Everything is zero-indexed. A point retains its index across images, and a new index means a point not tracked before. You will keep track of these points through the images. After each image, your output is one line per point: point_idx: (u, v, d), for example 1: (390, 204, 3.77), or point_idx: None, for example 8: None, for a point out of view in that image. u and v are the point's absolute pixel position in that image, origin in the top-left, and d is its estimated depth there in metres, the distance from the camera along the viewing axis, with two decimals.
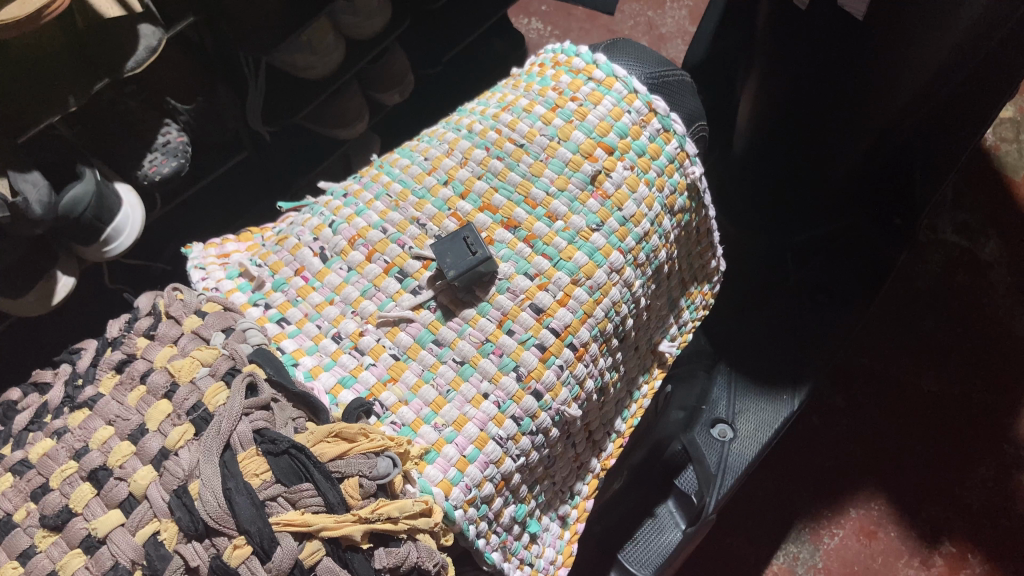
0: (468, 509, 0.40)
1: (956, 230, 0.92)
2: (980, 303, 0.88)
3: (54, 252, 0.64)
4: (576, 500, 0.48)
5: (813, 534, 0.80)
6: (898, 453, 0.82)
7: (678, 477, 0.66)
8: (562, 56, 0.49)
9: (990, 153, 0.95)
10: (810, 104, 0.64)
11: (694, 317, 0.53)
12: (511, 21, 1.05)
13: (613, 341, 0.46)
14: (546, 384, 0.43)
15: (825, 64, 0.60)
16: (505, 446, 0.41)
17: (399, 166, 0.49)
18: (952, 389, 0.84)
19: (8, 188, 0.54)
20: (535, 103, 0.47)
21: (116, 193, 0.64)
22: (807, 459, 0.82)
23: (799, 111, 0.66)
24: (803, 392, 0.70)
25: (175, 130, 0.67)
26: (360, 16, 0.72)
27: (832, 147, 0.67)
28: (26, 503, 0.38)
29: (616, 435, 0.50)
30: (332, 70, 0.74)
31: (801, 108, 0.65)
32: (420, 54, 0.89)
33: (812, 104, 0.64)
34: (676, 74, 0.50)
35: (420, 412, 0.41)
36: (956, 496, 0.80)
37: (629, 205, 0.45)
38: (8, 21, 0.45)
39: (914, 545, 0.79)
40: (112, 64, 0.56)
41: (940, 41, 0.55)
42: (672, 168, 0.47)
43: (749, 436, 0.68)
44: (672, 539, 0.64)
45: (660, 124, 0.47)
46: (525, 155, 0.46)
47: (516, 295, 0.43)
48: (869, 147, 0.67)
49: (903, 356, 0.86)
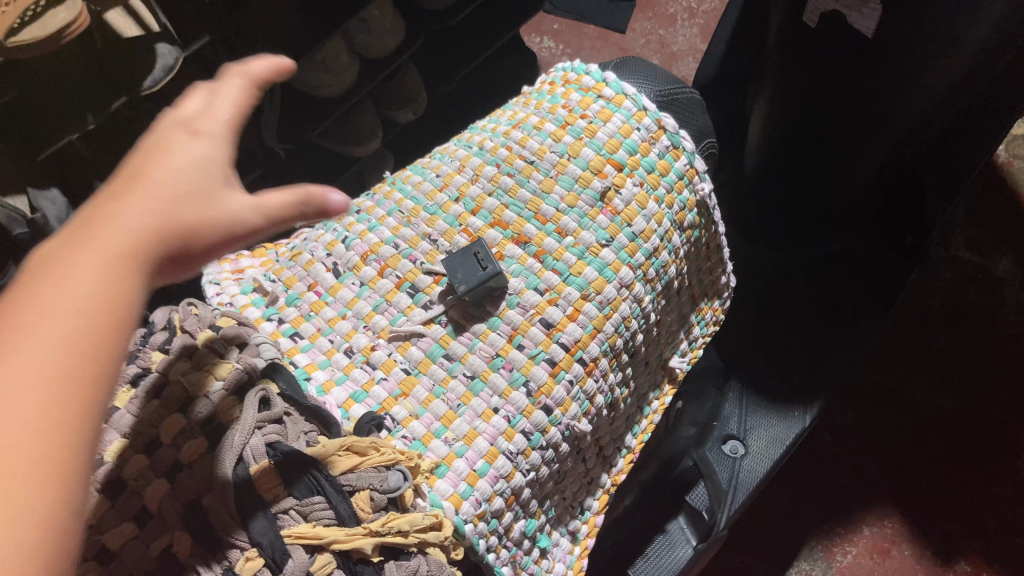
0: (477, 524, 0.40)
1: (969, 246, 0.92)
2: (994, 320, 0.88)
3: None
4: (586, 515, 0.48)
5: (826, 552, 0.80)
6: (911, 470, 0.82)
7: (689, 494, 0.65)
8: (572, 74, 0.50)
9: (1002, 170, 0.95)
10: (825, 104, 0.65)
11: (704, 333, 0.54)
12: (523, 39, 1.06)
13: (623, 356, 0.46)
14: (555, 399, 0.43)
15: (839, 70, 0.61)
16: (515, 461, 0.42)
17: (411, 183, 0.50)
18: (966, 407, 0.84)
19: (27, 205, 0.57)
20: (546, 121, 0.48)
21: None
22: (820, 475, 0.82)
23: (809, 109, 0.66)
24: (815, 409, 0.70)
25: None
26: (374, 35, 0.75)
27: (839, 156, 0.68)
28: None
29: (626, 450, 0.50)
30: (346, 89, 0.76)
31: (810, 110, 0.66)
32: (433, 72, 0.91)
33: (820, 108, 0.65)
34: (687, 92, 0.51)
35: (431, 426, 0.42)
36: (970, 514, 0.79)
37: (639, 221, 0.46)
38: (28, 41, 0.46)
39: (928, 563, 0.78)
40: (128, 83, 0.58)
41: (949, 59, 0.56)
42: (682, 185, 0.47)
43: (760, 452, 0.68)
44: (683, 555, 0.63)
45: (669, 141, 0.47)
46: (535, 171, 0.46)
47: (525, 309, 0.44)
48: (880, 163, 0.68)
49: (914, 372, 0.86)
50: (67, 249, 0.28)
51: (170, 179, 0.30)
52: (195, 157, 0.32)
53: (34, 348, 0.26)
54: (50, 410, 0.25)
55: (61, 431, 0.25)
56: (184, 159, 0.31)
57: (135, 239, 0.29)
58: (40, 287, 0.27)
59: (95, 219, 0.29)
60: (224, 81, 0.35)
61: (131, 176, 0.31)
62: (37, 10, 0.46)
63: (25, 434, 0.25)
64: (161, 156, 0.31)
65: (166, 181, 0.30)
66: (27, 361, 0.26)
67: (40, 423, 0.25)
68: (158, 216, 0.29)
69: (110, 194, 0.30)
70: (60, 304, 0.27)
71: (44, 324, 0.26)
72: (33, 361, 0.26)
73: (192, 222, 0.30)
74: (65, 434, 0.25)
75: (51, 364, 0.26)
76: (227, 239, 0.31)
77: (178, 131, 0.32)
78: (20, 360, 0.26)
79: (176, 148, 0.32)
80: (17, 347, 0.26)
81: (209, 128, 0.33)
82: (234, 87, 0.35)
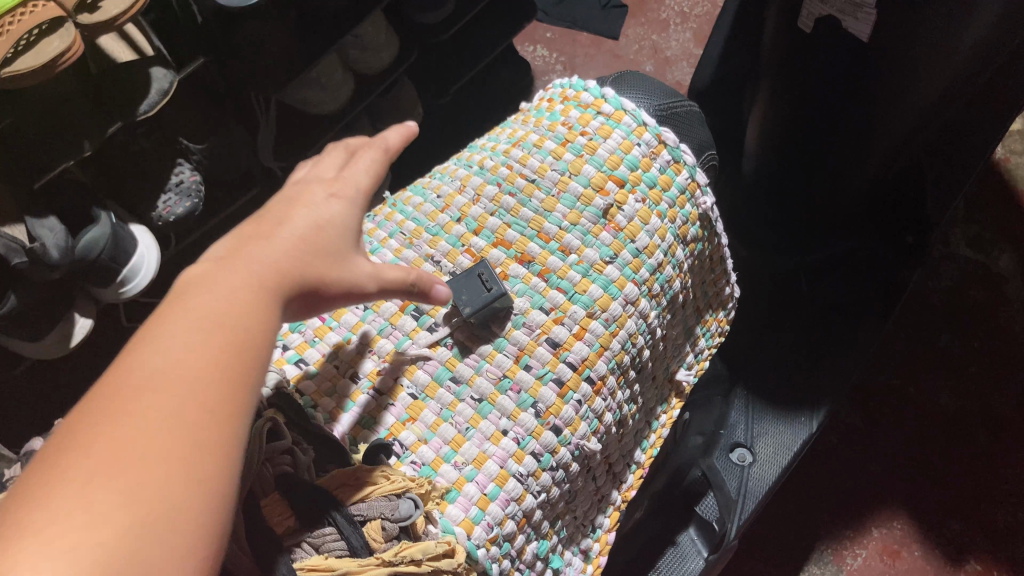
0: (490, 548, 0.40)
1: (969, 244, 0.91)
2: (996, 317, 0.88)
3: (72, 294, 0.65)
4: (598, 533, 0.48)
5: (836, 555, 0.79)
6: (919, 471, 0.81)
7: (699, 505, 0.66)
8: (569, 90, 0.49)
9: (1000, 166, 0.94)
10: (830, 97, 0.63)
11: (710, 344, 0.53)
12: (517, 48, 1.06)
13: (630, 372, 0.46)
14: (564, 419, 0.43)
15: (841, 71, 0.60)
16: (525, 483, 0.41)
17: (412, 204, 0.49)
18: (972, 405, 0.84)
19: (25, 234, 0.56)
20: (545, 138, 0.47)
21: (131, 236, 0.66)
22: (828, 478, 0.82)
23: (814, 105, 0.65)
24: (822, 413, 0.69)
25: (188, 170, 0.68)
26: (368, 51, 0.75)
27: (843, 149, 0.67)
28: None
29: (636, 466, 0.50)
30: (341, 106, 0.76)
31: (816, 104, 0.65)
32: (428, 86, 0.90)
33: (828, 100, 0.64)
34: (685, 105, 0.50)
35: (440, 450, 0.41)
36: (979, 513, 0.79)
37: (642, 237, 0.45)
38: (23, 71, 0.45)
39: (938, 564, 0.78)
40: (126, 106, 0.58)
41: (946, 62, 0.56)
42: (684, 200, 0.47)
43: (768, 460, 0.67)
44: (694, 567, 0.62)
45: (670, 155, 0.47)
46: (536, 190, 0.46)
47: (532, 329, 0.44)
48: (883, 159, 0.66)
49: (919, 372, 0.86)
50: (217, 275, 0.33)
51: (302, 229, 0.37)
52: (327, 216, 0.38)
53: (195, 350, 0.30)
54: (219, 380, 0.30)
55: (225, 403, 0.29)
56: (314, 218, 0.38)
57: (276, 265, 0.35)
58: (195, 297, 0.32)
59: (240, 252, 0.34)
60: (358, 158, 0.42)
61: (270, 225, 0.37)
62: (30, 39, 0.46)
63: (191, 418, 0.28)
64: (298, 213, 0.38)
65: (304, 233, 0.37)
66: (194, 344, 0.30)
67: (203, 410, 0.29)
68: (296, 260, 0.35)
69: (251, 236, 0.36)
70: (219, 304, 0.32)
71: (202, 334, 0.31)
72: (194, 359, 0.30)
73: (321, 269, 0.36)
74: (224, 422, 0.29)
75: (211, 364, 0.30)
76: (342, 296, 0.38)
77: (317, 194, 0.39)
78: (184, 360, 0.29)
79: (313, 209, 0.38)
80: (182, 349, 0.30)
81: (348, 194, 0.40)
82: (372, 160, 0.43)
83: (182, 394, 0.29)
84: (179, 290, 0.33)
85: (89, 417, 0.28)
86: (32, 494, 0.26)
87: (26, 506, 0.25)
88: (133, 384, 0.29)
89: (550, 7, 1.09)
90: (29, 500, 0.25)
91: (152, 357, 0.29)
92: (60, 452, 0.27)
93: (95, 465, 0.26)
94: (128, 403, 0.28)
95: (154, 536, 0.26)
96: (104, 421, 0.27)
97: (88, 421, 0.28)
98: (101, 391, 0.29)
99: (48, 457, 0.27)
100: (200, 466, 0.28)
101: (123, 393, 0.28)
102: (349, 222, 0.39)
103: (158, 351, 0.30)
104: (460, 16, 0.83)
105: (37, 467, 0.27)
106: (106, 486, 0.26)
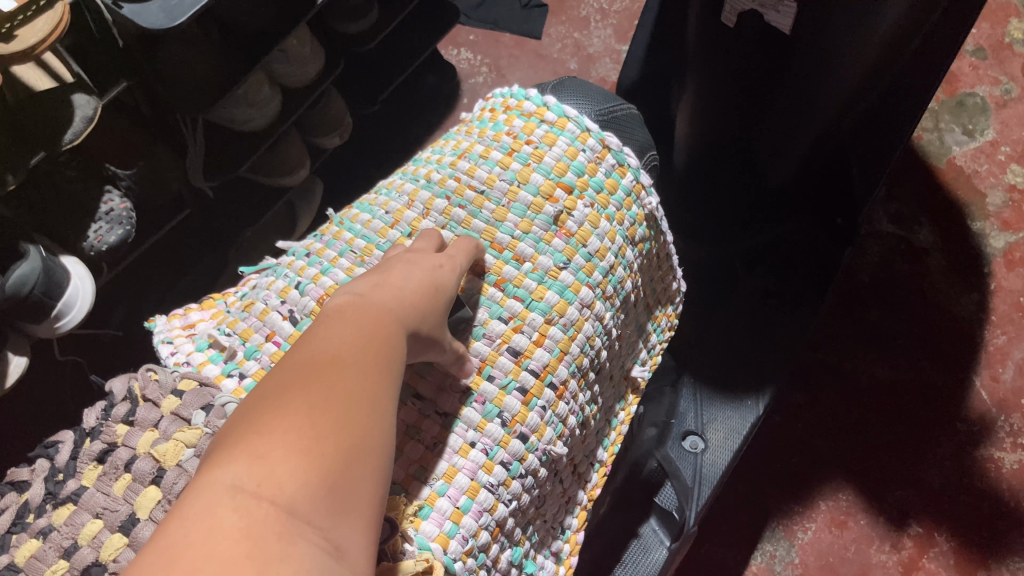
0: (466, 561, 0.39)
1: (892, 220, 0.95)
2: (921, 288, 0.91)
3: (4, 334, 0.63)
4: (567, 534, 0.48)
5: (787, 531, 0.81)
6: (859, 445, 0.84)
7: (657, 495, 0.66)
8: (511, 99, 0.50)
9: (913, 144, 0.98)
10: (748, 92, 0.65)
11: (661, 339, 0.55)
12: (441, 52, 1.05)
13: (590, 374, 0.47)
14: (530, 426, 0.43)
15: (760, 65, 0.62)
16: (496, 492, 0.41)
17: (359, 221, 0.48)
18: (905, 375, 0.87)
19: None
20: (491, 149, 0.48)
21: (63, 267, 0.64)
22: (774, 456, 0.84)
23: (737, 102, 0.66)
24: (767, 396, 0.71)
25: (117, 197, 0.66)
26: (293, 64, 0.74)
27: (775, 136, 0.68)
28: (59, 559, 0.37)
29: (599, 465, 0.50)
30: (270, 121, 0.75)
31: (743, 101, 0.66)
32: (356, 95, 0.89)
33: (747, 95, 0.65)
34: (624, 109, 0.52)
35: (409, 470, 0.41)
36: (918, 476, 0.82)
37: (593, 240, 0.47)
38: None
39: (883, 530, 0.80)
40: (50, 136, 0.55)
41: (865, 46, 0.57)
42: (630, 201, 0.49)
43: (719, 446, 0.68)
44: (659, 557, 0.63)
45: (614, 159, 0.48)
46: (486, 201, 0.47)
47: (492, 340, 0.44)
48: (812, 139, 0.68)
49: (854, 348, 0.89)
50: (356, 305, 0.36)
51: (417, 283, 0.39)
52: (423, 276, 0.39)
53: (364, 335, 0.34)
54: (375, 350, 0.34)
55: (389, 374, 0.34)
56: (427, 278, 0.39)
57: (419, 281, 0.39)
58: (367, 291, 0.37)
59: (374, 291, 0.37)
60: (459, 241, 0.44)
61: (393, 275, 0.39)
62: None
63: (370, 373, 0.33)
64: (416, 270, 0.40)
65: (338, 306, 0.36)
66: (362, 323, 0.35)
67: (375, 383, 0.33)
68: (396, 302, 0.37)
69: (380, 282, 0.38)
70: (392, 303, 0.37)
71: (374, 318, 0.36)
72: (362, 334, 0.34)
73: (418, 311, 0.38)
74: (389, 386, 0.33)
75: (378, 351, 0.34)
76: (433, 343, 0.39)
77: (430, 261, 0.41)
78: (354, 344, 0.34)
79: (428, 269, 0.40)
80: (352, 338, 0.34)
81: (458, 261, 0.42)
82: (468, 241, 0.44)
83: (357, 367, 0.33)
84: (329, 307, 0.36)
85: (295, 369, 0.32)
86: (260, 413, 0.30)
87: (258, 422, 0.30)
88: (322, 354, 0.33)
89: (471, 10, 1.09)
90: (259, 416, 0.30)
91: (329, 335, 0.34)
92: (272, 396, 0.31)
93: (309, 401, 0.31)
94: (322, 363, 0.32)
95: (353, 462, 0.30)
96: (306, 375, 0.32)
97: (293, 371, 0.32)
98: (293, 358, 0.33)
99: (263, 398, 0.31)
100: (379, 422, 0.32)
101: (311, 356, 0.33)
102: (448, 286, 0.41)
103: (337, 327, 0.35)
104: (383, 24, 0.83)
105: (256, 401, 0.31)
106: (319, 415, 0.30)
